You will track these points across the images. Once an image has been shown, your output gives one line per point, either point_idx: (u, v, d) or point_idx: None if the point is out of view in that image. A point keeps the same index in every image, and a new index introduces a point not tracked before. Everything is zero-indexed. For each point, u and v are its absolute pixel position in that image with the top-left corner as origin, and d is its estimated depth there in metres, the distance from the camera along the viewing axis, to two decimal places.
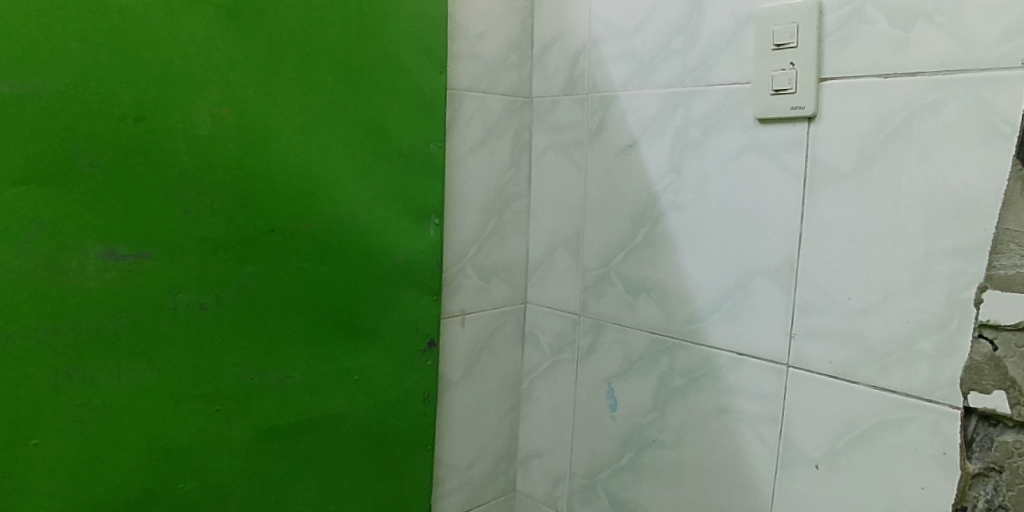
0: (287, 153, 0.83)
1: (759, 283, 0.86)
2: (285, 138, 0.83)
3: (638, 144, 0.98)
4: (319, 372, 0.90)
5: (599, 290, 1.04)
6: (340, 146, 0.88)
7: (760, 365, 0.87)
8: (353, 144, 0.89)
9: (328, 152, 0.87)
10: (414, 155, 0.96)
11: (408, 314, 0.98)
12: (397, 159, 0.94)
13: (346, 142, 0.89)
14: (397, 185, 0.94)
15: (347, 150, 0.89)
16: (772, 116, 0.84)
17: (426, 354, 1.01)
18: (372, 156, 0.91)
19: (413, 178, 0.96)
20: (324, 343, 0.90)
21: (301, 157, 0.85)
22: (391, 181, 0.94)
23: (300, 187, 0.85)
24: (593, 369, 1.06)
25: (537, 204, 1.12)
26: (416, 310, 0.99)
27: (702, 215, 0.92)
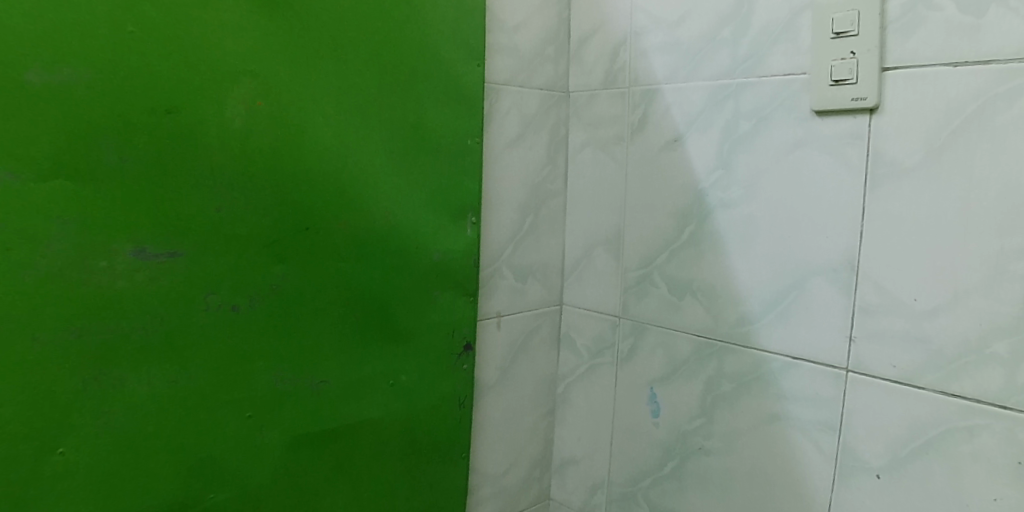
0: (323, 149, 0.80)
1: (816, 284, 0.82)
2: (321, 134, 0.80)
3: (683, 139, 0.94)
4: (354, 376, 0.87)
5: (640, 291, 1.00)
6: (376, 141, 0.85)
7: (816, 369, 0.83)
8: (390, 140, 0.86)
9: (364, 148, 0.84)
10: (451, 150, 0.92)
11: (443, 316, 0.94)
12: (434, 156, 0.90)
13: (383, 139, 0.85)
14: (434, 183, 0.91)
15: (383, 147, 0.85)
16: (831, 108, 0.80)
17: (462, 357, 0.97)
18: (409, 153, 0.88)
19: (450, 175, 0.93)
20: (359, 346, 0.87)
21: (336, 154, 0.81)
22: (427, 178, 0.90)
23: (336, 185, 0.82)
24: (634, 373, 1.02)
25: (573, 202, 1.09)
26: (452, 312, 0.95)
27: (754, 212, 0.88)
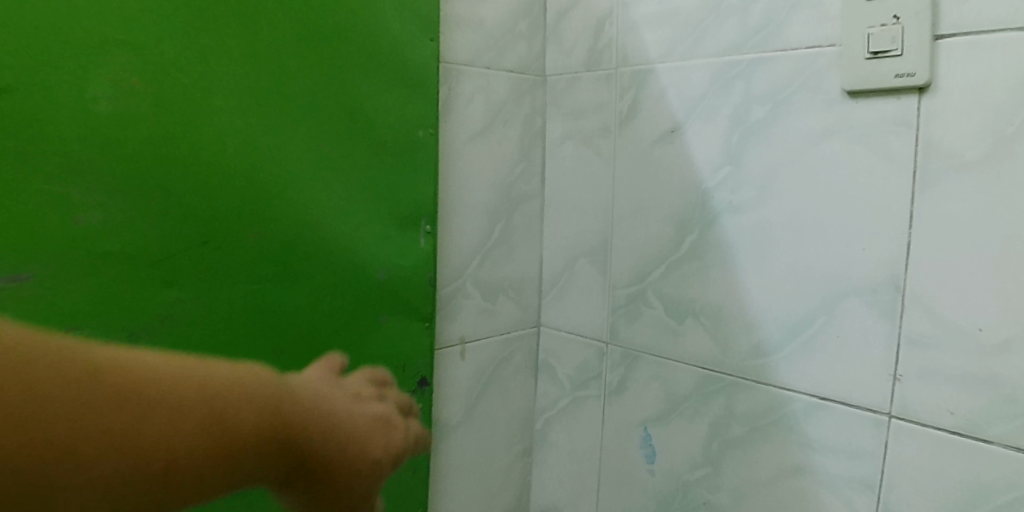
0: (227, 143, 0.63)
1: (851, 307, 0.66)
2: (225, 124, 0.63)
3: (682, 129, 0.78)
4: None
5: (631, 313, 0.84)
6: (299, 134, 0.68)
7: (850, 414, 0.67)
8: (317, 132, 0.69)
9: (282, 142, 0.67)
10: (397, 145, 0.76)
11: (392, 346, 0.77)
12: (375, 152, 0.74)
13: (308, 130, 0.68)
14: (377, 184, 0.74)
15: (308, 140, 0.68)
16: (868, 88, 0.64)
17: (416, 395, 0.80)
18: (343, 147, 0.71)
19: (397, 173, 0.76)
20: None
21: (244, 150, 0.64)
22: (369, 179, 0.73)
23: (245, 187, 0.64)
24: (624, 411, 0.85)
25: (552, 206, 0.92)
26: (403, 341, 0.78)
27: (770, 218, 0.71)
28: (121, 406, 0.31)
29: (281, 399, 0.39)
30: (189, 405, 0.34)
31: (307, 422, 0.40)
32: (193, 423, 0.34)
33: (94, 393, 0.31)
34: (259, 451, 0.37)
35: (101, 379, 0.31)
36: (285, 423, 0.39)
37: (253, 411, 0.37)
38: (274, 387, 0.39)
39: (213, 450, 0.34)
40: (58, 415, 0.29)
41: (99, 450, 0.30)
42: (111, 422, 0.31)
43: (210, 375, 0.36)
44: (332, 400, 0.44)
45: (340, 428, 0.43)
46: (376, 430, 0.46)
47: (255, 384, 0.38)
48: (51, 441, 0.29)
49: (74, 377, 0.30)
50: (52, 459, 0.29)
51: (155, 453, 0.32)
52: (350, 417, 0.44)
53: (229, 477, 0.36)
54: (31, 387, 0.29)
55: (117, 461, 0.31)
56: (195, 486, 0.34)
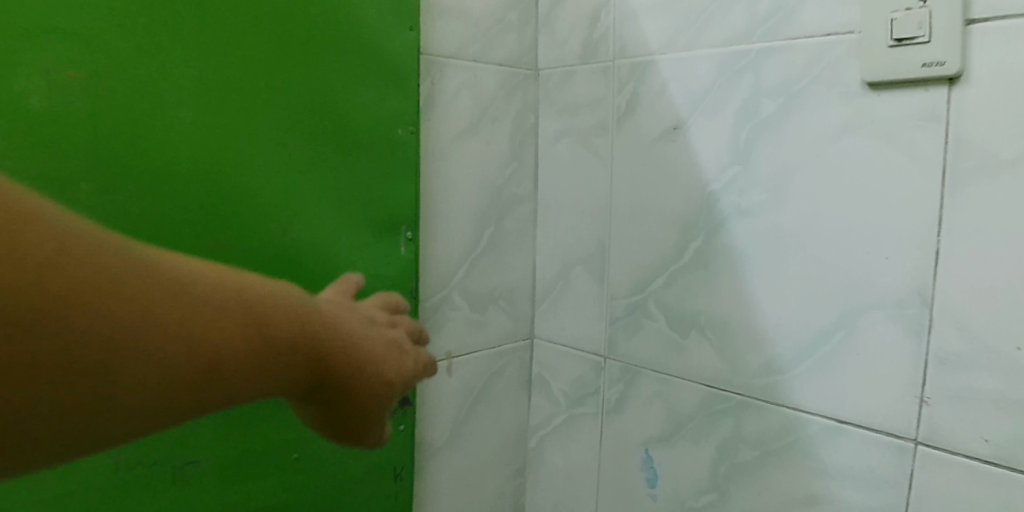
0: (180, 142, 0.56)
1: (873, 322, 0.60)
2: (178, 121, 0.56)
3: (686, 126, 0.72)
4: (242, 451, 0.62)
5: (631, 325, 0.78)
6: (265, 132, 0.61)
7: (872, 439, 0.60)
8: (285, 130, 0.62)
9: (245, 140, 0.60)
10: (376, 145, 0.69)
11: None
12: (351, 151, 0.67)
13: (275, 128, 0.62)
14: (353, 187, 0.68)
15: (275, 139, 0.62)
16: (892, 79, 0.57)
17: (398, 414, 0.74)
18: (315, 147, 0.64)
19: (375, 175, 0.69)
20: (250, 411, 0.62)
21: (201, 149, 0.57)
22: (343, 181, 0.67)
23: (204, 190, 0.58)
24: (624, 430, 0.79)
25: (546, 209, 0.86)
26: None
27: (782, 222, 0.65)
28: (173, 298, 0.27)
29: (323, 315, 0.35)
30: (241, 306, 0.30)
31: (347, 342, 0.36)
32: (245, 328, 0.29)
33: (143, 280, 0.26)
34: (305, 367, 0.33)
35: (148, 268, 0.27)
36: (330, 340, 0.35)
37: (302, 323, 0.32)
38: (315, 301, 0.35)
39: (263, 358, 0.30)
40: (110, 303, 0.25)
41: (149, 345, 0.26)
42: (164, 315, 0.26)
43: (252, 278, 0.31)
44: (363, 323, 0.40)
45: (376, 352, 0.39)
46: (403, 356, 0.43)
47: (299, 296, 0.34)
48: (102, 328, 0.24)
49: (120, 260, 0.26)
50: (103, 349, 0.24)
51: (208, 355, 0.28)
52: (382, 342, 0.41)
53: (272, 389, 0.32)
54: (76, 266, 0.24)
55: (166, 362, 0.26)
56: (242, 397, 0.30)
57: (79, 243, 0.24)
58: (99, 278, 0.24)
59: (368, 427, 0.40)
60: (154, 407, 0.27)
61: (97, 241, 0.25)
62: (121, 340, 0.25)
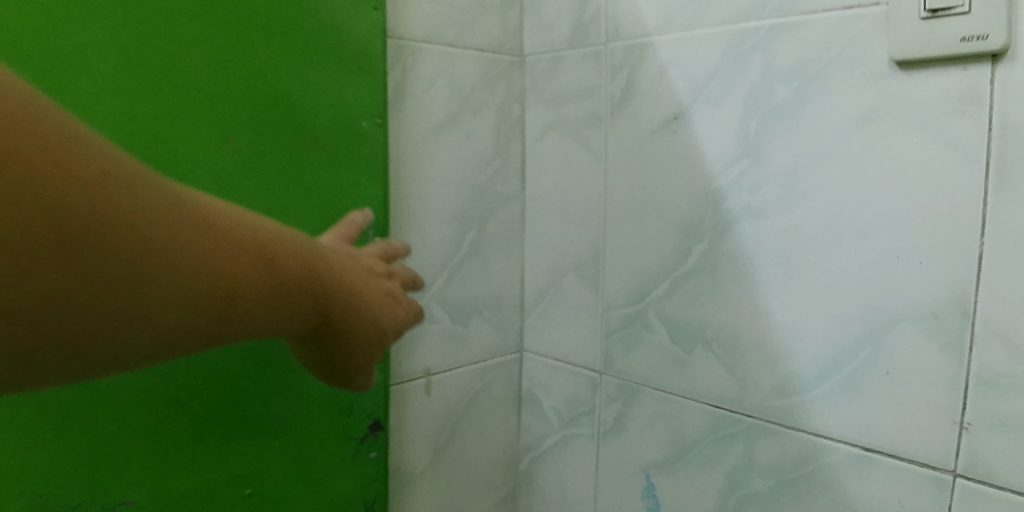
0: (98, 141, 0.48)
1: (904, 337, 0.52)
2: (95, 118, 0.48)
3: (687, 115, 0.64)
4: (179, 491, 0.55)
5: (629, 338, 0.70)
6: (201, 128, 0.53)
7: (904, 471, 0.53)
8: (227, 125, 0.54)
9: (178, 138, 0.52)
10: (336, 141, 0.61)
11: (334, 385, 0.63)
12: (308, 148, 0.59)
13: (214, 123, 0.53)
14: (310, 189, 0.59)
15: (214, 136, 0.53)
16: (924, 58, 0.50)
17: (368, 441, 0.66)
18: (263, 144, 0.56)
19: (336, 174, 0.61)
20: (187, 444, 0.55)
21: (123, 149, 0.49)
22: (299, 183, 0.59)
23: None
24: (622, 454, 0.72)
25: (534, 210, 0.79)
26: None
27: (798, 223, 0.57)
28: (198, 228, 0.29)
29: (324, 259, 0.37)
30: (253, 242, 0.32)
31: (343, 287, 0.39)
32: (259, 261, 0.32)
33: (174, 208, 0.28)
34: (308, 307, 0.35)
35: (177, 198, 0.28)
36: (330, 284, 0.37)
37: (306, 264, 0.35)
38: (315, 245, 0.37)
39: (274, 293, 0.33)
40: (145, 225, 0.26)
41: (180, 272, 0.28)
42: (192, 247, 0.28)
43: (259, 219, 0.34)
44: (357, 271, 0.43)
45: (368, 300, 0.42)
46: (391, 308, 0.45)
47: (303, 240, 0.36)
48: (138, 251, 0.26)
49: (156, 190, 0.27)
50: (139, 268, 0.26)
51: (227, 284, 0.30)
52: (375, 292, 0.43)
53: (279, 324, 0.34)
54: (117, 188, 0.26)
55: (193, 287, 0.28)
56: (254, 325, 0.32)
57: (121, 167, 0.26)
58: (138, 202, 0.26)
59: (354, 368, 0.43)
60: (179, 325, 0.29)
61: (133, 169, 0.27)
62: (157, 261, 0.27)
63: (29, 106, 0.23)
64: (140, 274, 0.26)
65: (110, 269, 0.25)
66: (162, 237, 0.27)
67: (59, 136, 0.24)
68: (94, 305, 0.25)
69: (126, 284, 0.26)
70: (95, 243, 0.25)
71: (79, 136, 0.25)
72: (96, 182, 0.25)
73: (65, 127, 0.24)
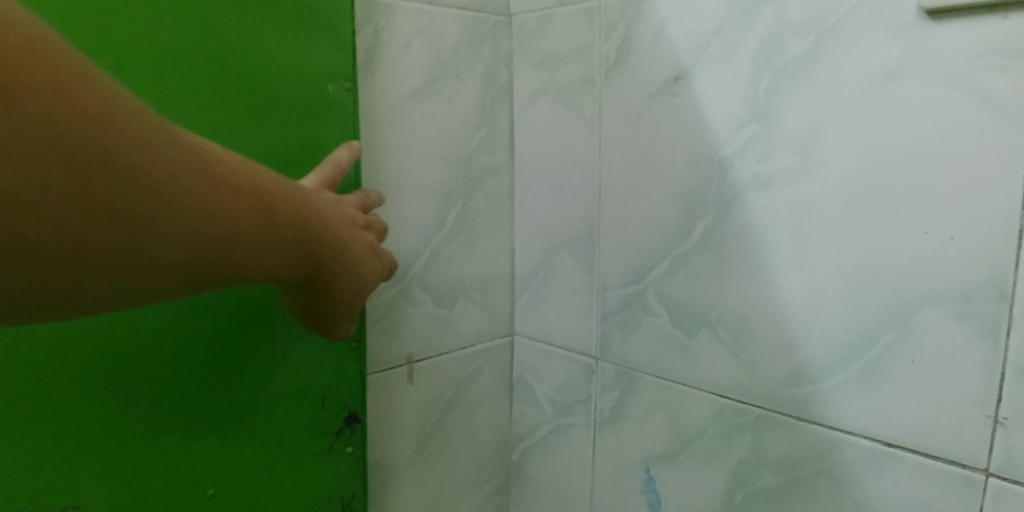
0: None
1: (932, 321, 0.47)
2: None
3: (689, 76, 0.58)
4: (131, 495, 0.49)
5: (626, 321, 0.65)
6: (141, 92, 0.46)
7: (930, 471, 0.47)
8: (173, 89, 0.48)
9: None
10: (299, 106, 0.55)
11: (305, 376, 0.58)
12: (267, 115, 0.53)
13: (157, 86, 0.47)
14: (272, 160, 0.53)
15: (158, 100, 0.47)
16: (957, 4, 0.43)
17: (344, 435, 0.61)
18: (217, 109, 0.50)
19: (301, 145, 0.55)
20: (141, 442, 0.49)
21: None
22: (258, 153, 0.52)
23: None
24: (620, 445, 0.67)
25: (524, 183, 0.73)
26: (319, 367, 0.59)
27: (813, 194, 0.51)
28: (201, 174, 0.30)
29: (315, 207, 0.38)
30: (248, 186, 0.33)
31: (334, 235, 0.40)
32: (253, 205, 0.33)
33: (174, 147, 0.29)
34: (298, 251, 0.37)
35: (178, 138, 0.30)
36: (320, 232, 0.38)
37: (297, 210, 0.36)
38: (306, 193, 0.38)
39: (267, 239, 0.34)
40: (147, 162, 0.27)
41: (182, 215, 0.29)
42: (197, 192, 0.30)
43: (252, 165, 0.35)
44: (344, 222, 0.44)
45: (355, 250, 0.43)
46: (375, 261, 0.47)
47: (295, 188, 0.37)
48: (138, 186, 0.27)
49: (157, 129, 0.28)
50: (141, 206, 0.28)
51: (224, 224, 0.31)
52: (360, 243, 0.45)
53: (272, 268, 0.36)
54: (121, 125, 0.27)
55: (191, 225, 0.30)
56: (248, 266, 0.34)
57: (123, 105, 0.27)
58: (140, 139, 0.27)
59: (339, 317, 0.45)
60: (177, 261, 0.30)
61: (136, 108, 0.28)
62: (156, 197, 0.28)
63: (40, 45, 0.25)
64: (143, 209, 0.28)
65: (114, 202, 0.27)
66: (163, 174, 0.28)
67: (66, 75, 0.25)
68: (97, 235, 0.27)
69: (127, 226, 0.27)
70: (102, 177, 0.26)
71: (84, 74, 0.26)
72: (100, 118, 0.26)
73: (71, 64, 0.26)
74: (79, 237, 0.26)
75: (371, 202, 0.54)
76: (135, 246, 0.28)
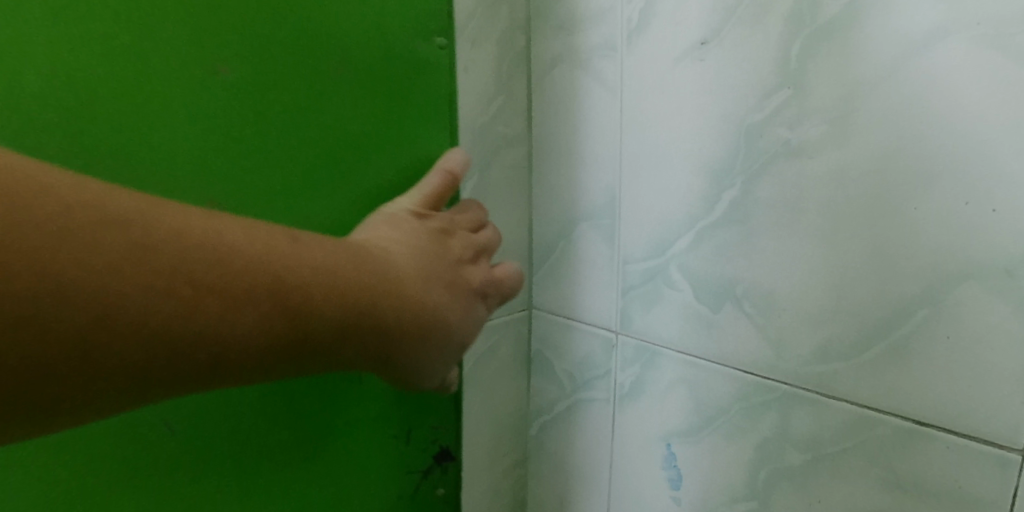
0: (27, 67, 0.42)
1: (970, 296, 0.45)
2: (24, 34, 0.42)
3: (715, 41, 0.55)
4: None
5: (648, 296, 0.63)
6: (259, 60, 0.50)
7: (964, 449, 0.46)
8: (214, 54, 0.49)
9: (161, 67, 0.47)
10: (401, 76, 0.58)
11: (411, 432, 0.65)
12: (356, 87, 0.56)
13: (201, 50, 0.48)
14: (323, 129, 0.54)
15: (204, 66, 0.48)
16: None
17: (435, 473, 0.68)
18: (329, 80, 0.54)
19: (396, 114, 0.58)
20: (262, 478, 0.56)
21: (89, 79, 0.44)
22: (344, 121, 0.55)
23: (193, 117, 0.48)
24: (641, 420, 0.66)
25: (542, 154, 0.71)
26: (410, 404, 0.65)
27: (846, 165, 0.49)
28: (179, 271, 0.31)
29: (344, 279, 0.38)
30: (235, 276, 0.33)
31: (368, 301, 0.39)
32: (241, 296, 0.33)
33: (132, 262, 0.30)
34: (320, 331, 0.36)
35: (160, 238, 0.31)
36: (347, 301, 0.38)
37: (314, 289, 0.36)
38: (330, 260, 0.38)
39: (267, 324, 0.34)
40: (104, 269, 0.29)
41: (149, 312, 0.30)
42: (171, 287, 0.30)
43: (254, 242, 0.35)
44: (409, 262, 0.44)
45: (409, 300, 0.42)
46: (448, 304, 0.46)
47: (313, 260, 0.37)
48: (94, 294, 0.28)
49: (108, 247, 0.29)
50: (102, 310, 0.29)
51: (201, 329, 0.32)
52: (426, 289, 0.44)
53: (294, 352, 0.36)
54: (74, 235, 0.28)
55: (160, 338, 0.30)
56: (254, 353, 0.34)
57: (83, 217, 0.29)
58: (96, 245, 0.29)
59: (402, 370, 0.44)
60: (161, 365, 0.31)
61: (80, 224, 0.29)
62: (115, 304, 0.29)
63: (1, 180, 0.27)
64: (96, 334, 0.29)
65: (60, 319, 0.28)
66: (109, 296, 0.29)
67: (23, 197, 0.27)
68: (60, 367, 0.28)
69: (90, 329, 0.28)
70: (43, 318, 0.27)
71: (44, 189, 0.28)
72: (34, 255, 0.27)
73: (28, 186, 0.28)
74: (44, 373, 0.28)
75: (485, 218, 0.58)
76: (108, 349, 0.29)
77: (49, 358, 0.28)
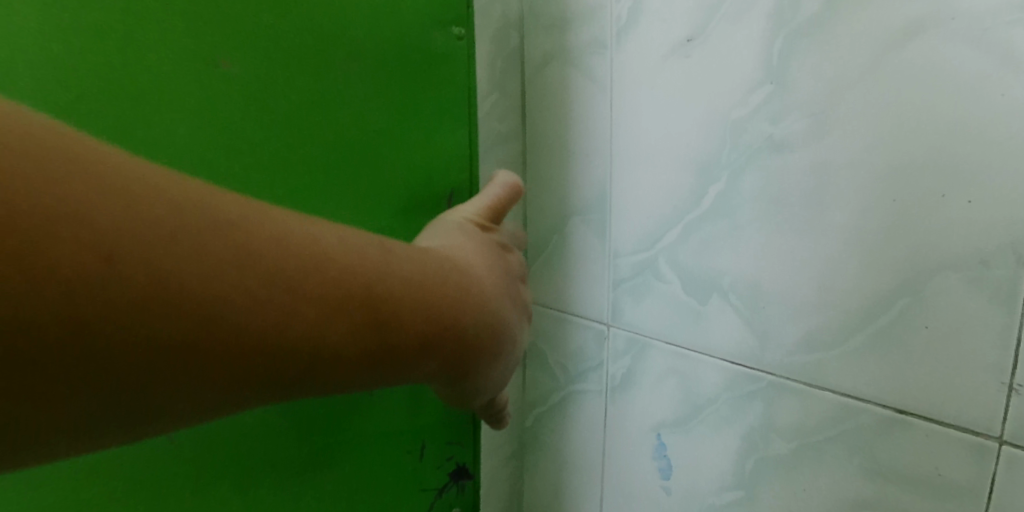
0: (18, 57, 0.42)
1: (943, 287, 0.46)
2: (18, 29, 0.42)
3: (701, 38, 0.56)
4: None
5: (638, 289, 0.64)
6: (271, 55, 0.49)
7: (940, 436, 0.47)
8: (217, 48, 0.47)
9: (160, 57, 0.45)
10: (419, 73, 0.57)
11: (427, 447, 0.64)
12: (377, 85, 0.55)
13: (202, 41, 0.47)
14: (344, 127, 0.53)
15: (202, 57, 0.47)
16: None
17: (451, 492, 0.67)
18: (354, 77, 0.53)
19: (416, 113, 0.57)
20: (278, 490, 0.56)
21: (115, 70, 0.44)
22: (368, 119, 0.54)
23: (215, 114, 0.48)
24: (632, 412, 0.67)
25: (535, 149, 0.72)
26: (428, 418, 0.64)
27: (828, 158, 0.50)
28: (275, 280, 0.30)
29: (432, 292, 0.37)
30: (329, 288, 0.32)
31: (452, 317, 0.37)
32: (335, 311, 0.32)
33: (234, 267, 0.29)
34: (408, 345, 0.35)
35: (261, 244, 0.30)
36: (434, 316, 0.36)
37: (404, 302, 0.35)
38: (420, 273, 0.37)
39: (356, 337, 0.33)
40: (208, 270, 0.28)
41: (247, 317, 0.29)
42: (267, 294, 0.29)
43: (349, 252, 0.33)
44: (486, 278, 0.42)
45: (491, 314, 0.40)
46: (516, 319, 0.44)
47: (404, 272, 0.36)
48: (197, 294, 0.27)
49: (210, 250, 0.28)
50: (201, 310, 0.27)
51: (296, 340, 0.30)
52: (504, 307, 0.42)
53: (380, 370, 0.34)
54: (178, 235, 0.27)
55: (259, 346, 0.29)
56: (345, 364, 0.32)
57: (190, 220, 0.28)
58: (199, 245, 0.28)
59: (468, 389, 0.43)
60: (254, 374, 0.30)
61: (186, 226, 0.28)
62: (213, 307, 0.28)
63: (113, 180, 0.27)
64: (197, 339, 0.28)
65: (162, 315, 0.27)
66: (211, 300, 0.28)
67: (127, 194, 0.27)
68: (164, 369, 0.27)
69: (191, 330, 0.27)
70: (147, 319, 0.26)
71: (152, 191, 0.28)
72: (134, 253, 0.26)
73: (135, 185, 0.27)
74: (142, 377, 0.27)
75: None
76: (207, 352, 0.28)
77: (151, 361, 0.27)
